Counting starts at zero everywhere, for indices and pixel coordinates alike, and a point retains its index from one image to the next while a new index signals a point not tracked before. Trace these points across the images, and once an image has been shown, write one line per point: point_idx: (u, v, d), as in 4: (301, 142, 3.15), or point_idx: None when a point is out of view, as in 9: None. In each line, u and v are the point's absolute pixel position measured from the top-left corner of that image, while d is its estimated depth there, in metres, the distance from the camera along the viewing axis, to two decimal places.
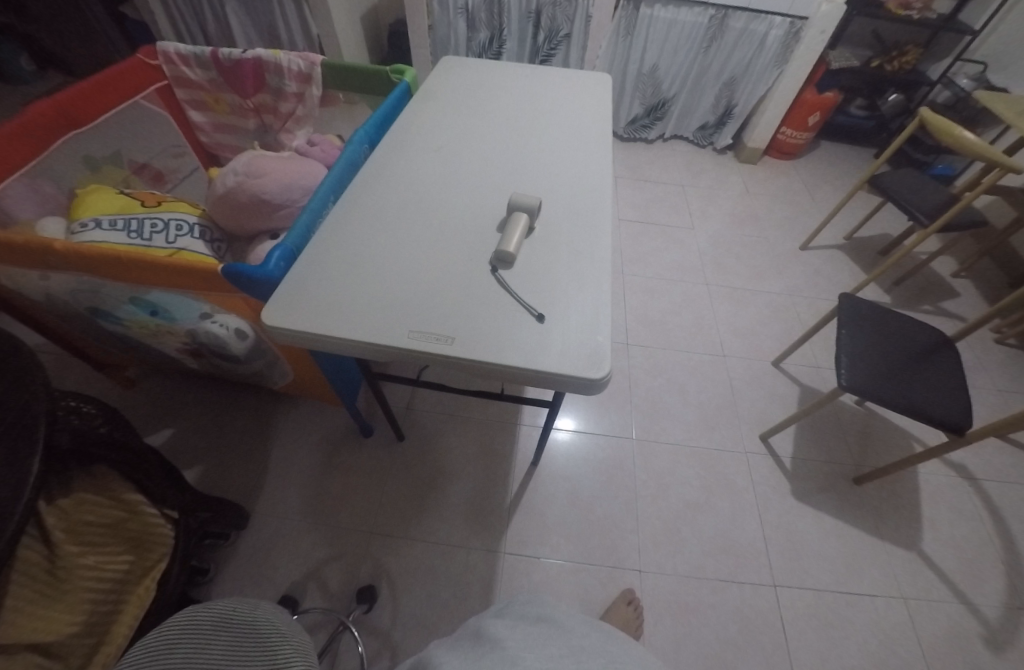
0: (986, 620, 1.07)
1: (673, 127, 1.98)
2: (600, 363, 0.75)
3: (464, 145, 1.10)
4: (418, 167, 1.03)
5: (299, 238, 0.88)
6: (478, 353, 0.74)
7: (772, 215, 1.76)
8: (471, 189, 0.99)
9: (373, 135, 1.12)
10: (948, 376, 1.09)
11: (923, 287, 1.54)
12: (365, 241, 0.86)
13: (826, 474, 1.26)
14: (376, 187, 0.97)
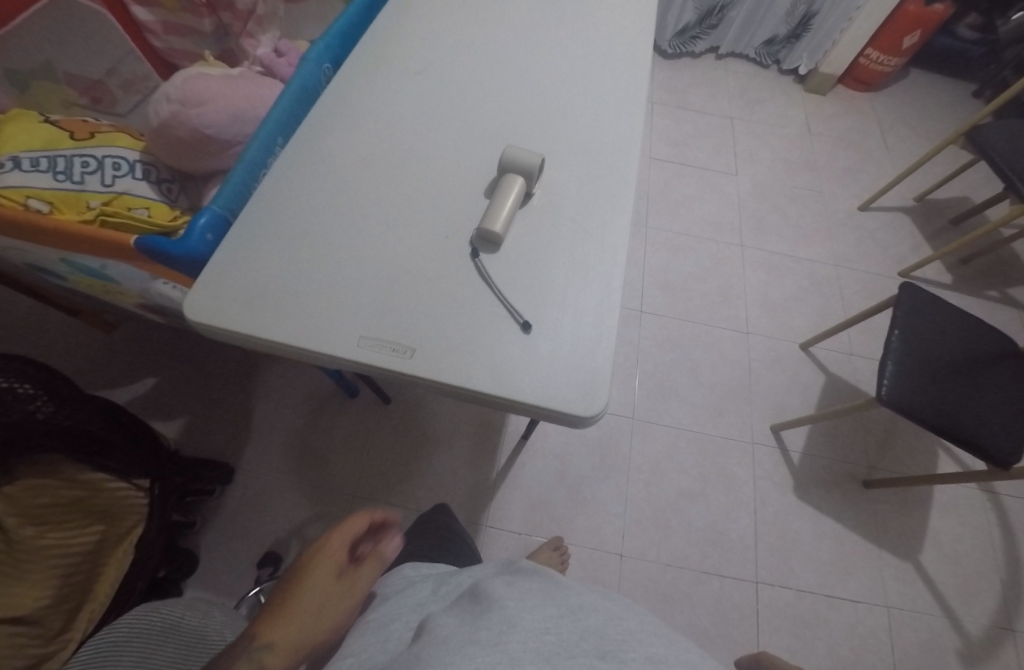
0: (968, 635, 1.07)
1: (729, 40, 1.62)
2: (594, 394, 0.60)
3: (454, 74, 0.87)
4: (393, 105, 0.82)
5: (230, 202, 0.72)
6: (443, 371, 0.59)
7: (832, 164, 1.49)
8: (458, 138, 0.80)
9: (334, 53, 0.92)
10: (1001, 395, 0.97)
11: (993, 267, 1.35)
12: (315, 209, 0.69)
13: (835, 474, 1.19)
14: (335, 131, 0.77)
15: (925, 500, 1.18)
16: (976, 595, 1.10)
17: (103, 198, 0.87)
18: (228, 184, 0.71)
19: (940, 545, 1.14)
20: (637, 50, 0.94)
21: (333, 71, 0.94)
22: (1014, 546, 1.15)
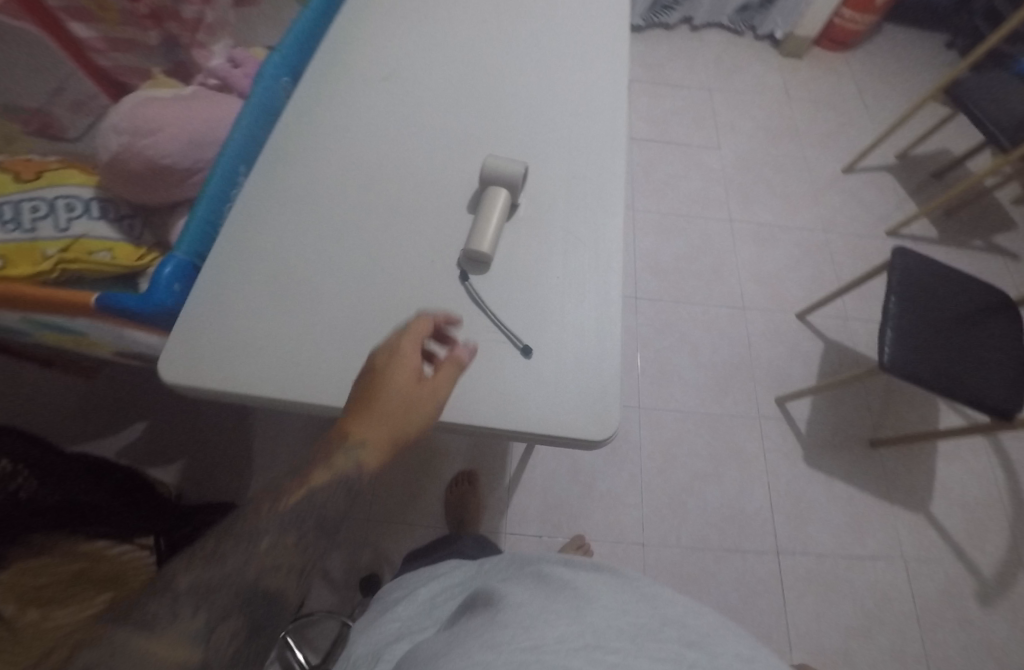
0: (981, 576, 1.11)
1: (704, 11, 1.60)
2: (606, 414, 0.59)
3: (421, 80, 0.82)
4: (360, 122, 0.78)
5: (195, 245, 0.69)
6: (446, 409, 0.57)
7: (812, 129, 1.50)
8: (433, 151, 0.76)
9: (291, 66, 0.86)
10: (999, 348, 0.98)
11: (977, 216, 1.39)
12: (288, 246, 0.66)
13: (843, 437, 1.21)
14: (300, 159, 0.74)
15: (930, 453, 1.21)
16: (986, 538, 1.14)
17: (60, 244, 0.80)
18: (191, 226, 0.68)
19: (948, 495, 1.17)
20: (616, 36, 0.90)
21: (292, 84, 0.88)
22: (1017, 486, 1.19)
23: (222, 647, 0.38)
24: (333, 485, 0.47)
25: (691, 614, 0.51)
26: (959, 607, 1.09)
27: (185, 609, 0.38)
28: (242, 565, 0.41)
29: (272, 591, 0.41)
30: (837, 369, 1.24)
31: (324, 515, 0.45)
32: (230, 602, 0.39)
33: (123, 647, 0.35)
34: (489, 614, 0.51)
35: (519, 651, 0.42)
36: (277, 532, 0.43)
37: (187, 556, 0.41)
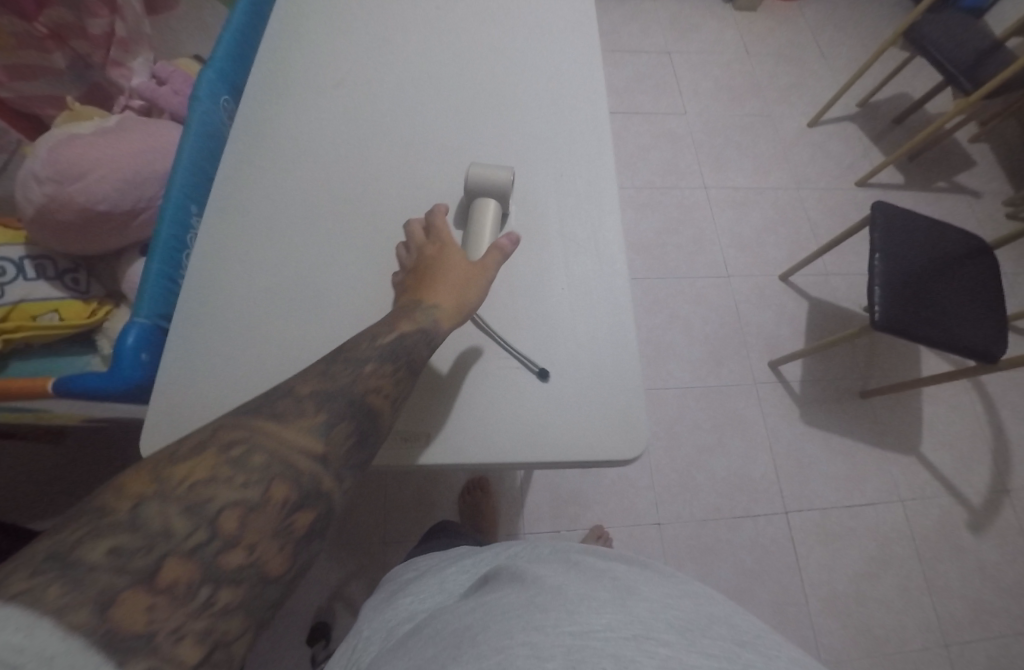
0: (971, 505, 1.18)
1: None
2: (634, 431, 0.57)
3: (378, 82, 0.74)
4: (317, 139, 0.70)
5: (156, 305, 0.63)
6: (468, 450, 0.54)
7: (774, 85, 1.48)
8: (405, 163, 0.70)
9: (228, 81, 0.77)
10: (978, 292, 1.00)
11: (938, 158, 1.43)
12: (262, 294, 0.61)
13: (835, 391, 1.25)
14: (255, 192, 0.67)
15: (916, 396, 1.26)
16: (972, 469, 1.21)
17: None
18: (148, 286, 0.62)
19: (936, 433, 1.23)
20: (581, 9, 0.83)
21: (235, 101, 0.79)
22: (996, 416, 1.26)
23: (342, 450, 0.37)
24: (418, 330, 0.49)
25: (740, 617, 0.46)
26: (954, 536, 1.16)
27: (307, 407, 0.38)
28: (348, 385, 0.41)
29: (375, 411, 0.42)
30: (823, 326, 1.27)
31: (414, 355, 0.47)
32: (342, 410, 0.39)
33: (254, 434, 0.34)
34: (518, 586, 0.47)
35: (565, 639, 0.37)
36: (377, 362, 0.45)
37: (300, 380, 0.40)
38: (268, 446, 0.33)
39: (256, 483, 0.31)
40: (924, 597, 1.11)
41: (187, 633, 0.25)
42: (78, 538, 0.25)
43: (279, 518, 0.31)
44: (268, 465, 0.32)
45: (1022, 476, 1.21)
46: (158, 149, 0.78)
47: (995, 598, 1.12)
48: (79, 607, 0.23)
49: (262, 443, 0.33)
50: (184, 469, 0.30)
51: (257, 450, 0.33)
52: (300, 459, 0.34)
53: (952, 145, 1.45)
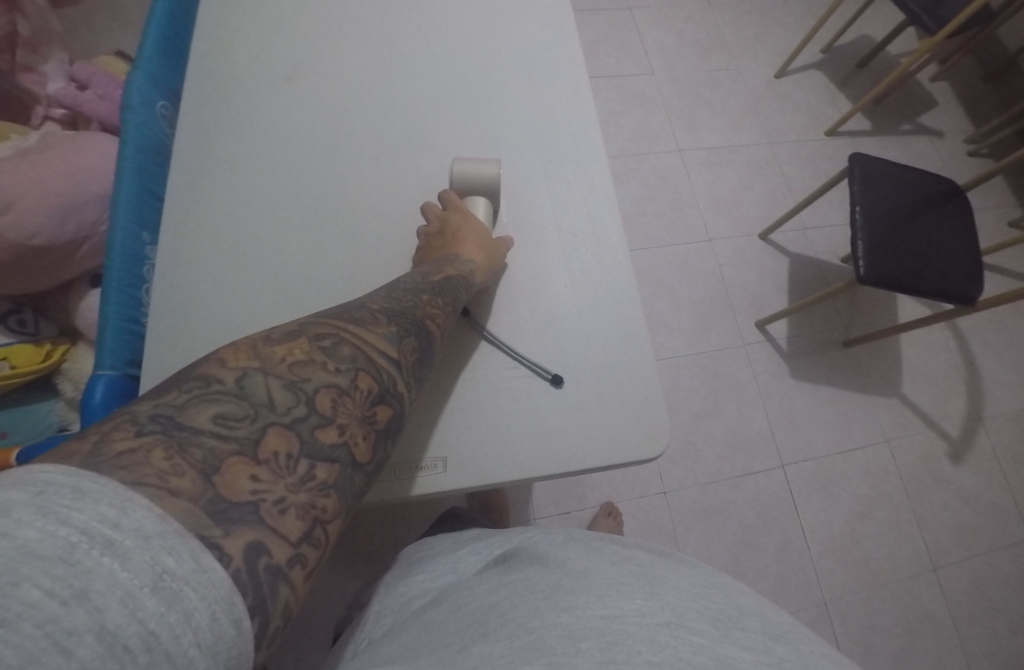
0: (950, 436, 1.25)
1: None
2: (655, 429, 0.55)
3: (336, 70, 0.67)
4: (276, 143, 0.63)
5: (120, 352, 0.57)
6: (488, 470, 0.51)
7: (739, 36, 1.44)
8: (376, 164, 0.63)
9: (161, 85, 0.69)
10: (957, 235, 1.01)
11: (903, 100, 1.44)
12: (241, 327, 0.56)
13: (820, 344, 1.27)
14: (212, 212, 0.60)
15: (896, 339, 1.30)
16: (949, 402, 1.27)
17: None
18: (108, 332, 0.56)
19: (915, 373, 1.28)
20: None
21: (174, 106, 0.71)
22: (967, 349, 1.32)
23: (411, 361, 0.39)
24: (463, 266, 0.52)
25: (769, 609, 0.40)
26: (937, 467, 1.22)
27: (379, 318, 0.40)
28: (411, 306, 0.43)
29: (436, 331, 0.44)
30: (805, 281, 1.28)
31: (456, 296, 0.49)
32: (410, 326, 0.41)
33: (341, 334, 0.35)
34: (539, 564, 0.42)
35: (598, 623, 0.33)
36: (432, 289, 0.47)
37: (368, 298, 0.42)
38: (349, 344, 0.35)
39: (341, 376, 0.33)
40: (914, 528, 1.18)
41: (289, 496, 0.27)
42: (186, 401, 0.27)
43: (361, 410, 0.33)
44: (350, 362, 0.34)
45: (994, 404, 1.28)
46: (92, 165, 0.69)
47: (976, 519, 1.20)
48: (193, 459, 0.24)
49: (345, 341, 0.35)
50: (280, 352, 0.31)
51: (344, 345, 0.35)
52: (377, 361, 0.36)
53: (914, 86, 1.45)
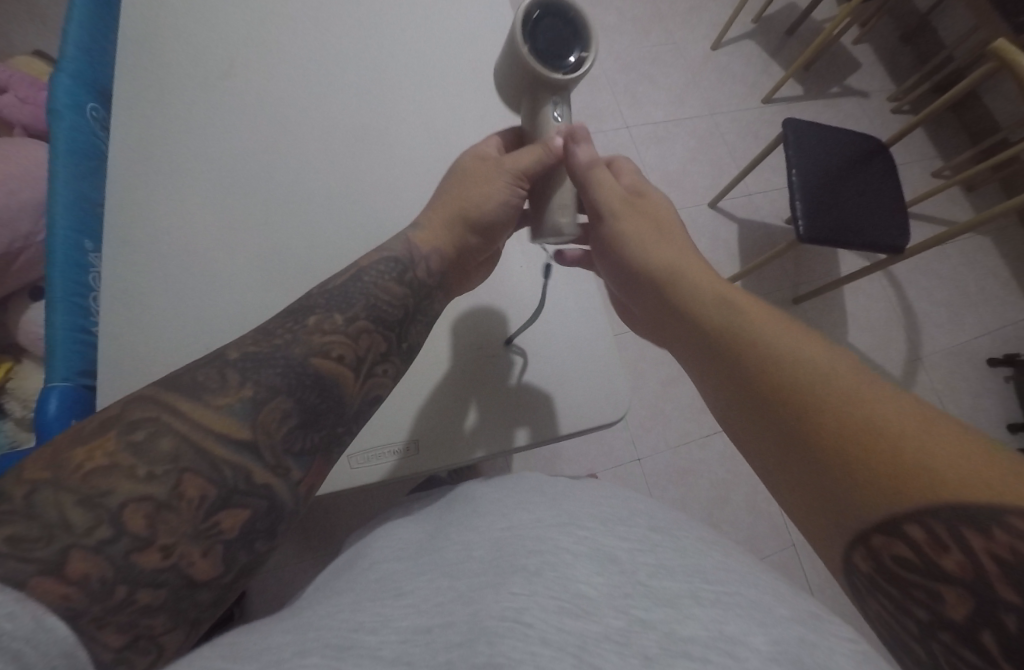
0: (894, 378, 1.34)
1: None
2: (614, 394, 0.60)
3: (277, 65, 0.66)
4: (220, 141, 0.62)
5: (73, 362, 0.56)
6: (459, 449, 0.54)
7: (675, 10, 1.48)
8: (324, 154, 0.63)
9: (89, 83, 0.66)
10: (884, 189, 1.07)
11: (831, 64, 1.51)
12: (200, 327, 0.56)
13: (772, 304, 1.34)
14: (157, 213, 0.59)
15: (840, 293, 1.38)
16: (891, 347, 1.36)
17: None
18: (59, 344, 0.55)
19: (858, 323, 1.37)
20: None
21: (105, 107, 0.68)
22: (904, 296, 1.41)
23: (277, 431, 0.35)
24: (381, 268, 0.49)
25: (657, 514, 0.43)
26: None
27: (233, 380, 0.35)
28: (288, 349, 0.39)
29: (325, 376, 0.39)
30: (753, 245, 1.35)
31: (381, 312, 0.46)
32: (278, 383, 0.37)
33: (165, 418, 0.32)
34: (488, 499, 0.43)
35: (496, 534, 0.36)
36: (323, 312, 0.42)
37: (235, 343, 0.38)
38: (179, 432, 0.31)
39: (165, 478, 0.30)
40: None
41: (107, 616, 0.26)
42: None
43: (196, 519, 0.30)
44: (179, 456, 0.31)
45: (929, 344, 1.38)
46: (20, 173, 0.67)
47: None
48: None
49: (175, 427, 0.32)
50: (82, 457, 0.29)
51: (163, 436, 0.31)
52: (220, 451, 0.32)
53: (840, 49, 1.53)
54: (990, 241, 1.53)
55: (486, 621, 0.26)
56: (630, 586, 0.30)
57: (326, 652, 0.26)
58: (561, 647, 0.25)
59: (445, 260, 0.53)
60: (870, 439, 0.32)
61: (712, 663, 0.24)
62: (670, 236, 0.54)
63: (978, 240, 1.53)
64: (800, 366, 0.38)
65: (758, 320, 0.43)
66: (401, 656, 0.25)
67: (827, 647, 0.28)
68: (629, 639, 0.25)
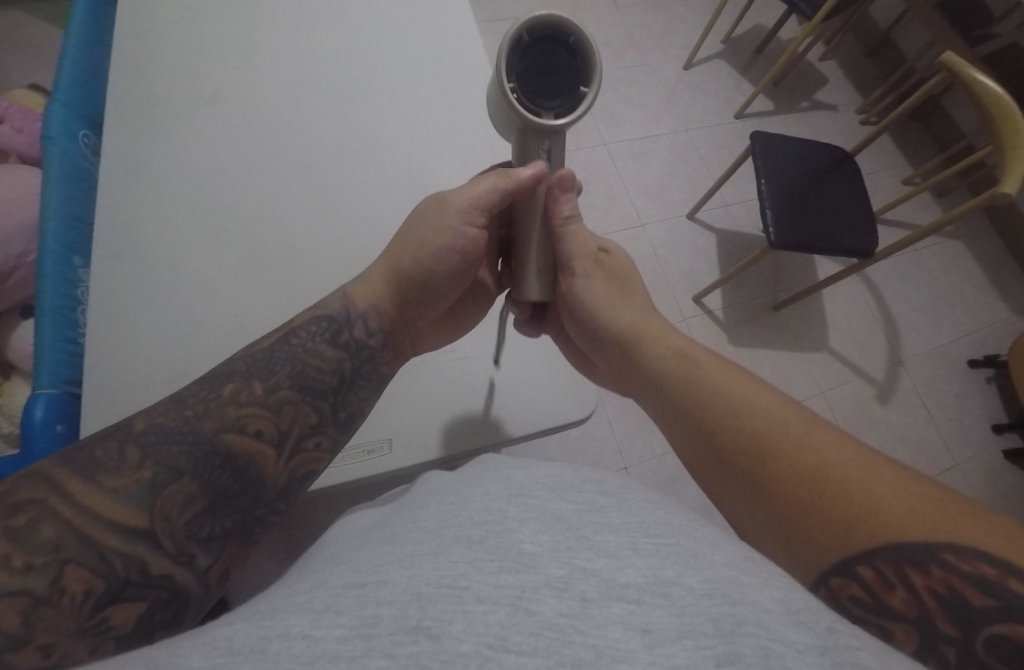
0: (876, 381, 1.36)
1: None
2: (580, 392, 0.62)
3: (253, 91, 0.70)
4: (199, 162, 0.66)
5: (60, 371, 0.58)
6: (430, 446, 0.57)
7: (648, 34, 1.57)
8: (301, 167, 0.67)
9: (82, 108, 0.70)
10: (851, 195, 1.11)
11: (798, 80, 1.59)
12: (181, 331, 0.58)
13: (753, 310, 1.36)
14: (141, 226, 0.62)
15: (819, 298, 1.41)
16: (873, 350, 1.38)
17: None
18: (46, 353, 0.58)
19: (839, 327, 1.39)
20: None
21: (97, 134, 0.72)
22: (882, 300, 1.45)
23: (178, 516, 0.37)
24: (312, 328, 0.50)
25: (610, 484, 0.47)
26: (868, 411, 1.32)
27: (132, 459, 0.38)
28: (199, 425, 0.41)
29: (237, 456, 0.42)
30: (732, 254, 1.38)
31: (313, 386, 0.48)
32: (183, 465, 0.39)
33: (49, 507, 0.33)
34: (455, 487, 0.46)
35: (447, 507, 0.41)
36: (241, 382, 0.45)
37: (143, 415, 0.41)
38: (62, 517, 0.33)
39: (45, 570, 0.31)
40: None
41: None
42: None
43: (80, 615, 0.32)
44: (62, 545, 0.32)
45: (910, 347, 1.41)
46: (14, 198, 0.70)
47: (907, 454, 1.30)
48: None
49: (59, 512, 0.33)
50: None
51: (45, 525, 0.33)
52: (109, 539, 0.34)
53: (807, 66, 1.62)
54: (964, 245, 1.58)
55: (420, 586, 0.28)
56: (572, 541, 0.33)
57: (254, 615, 0.28)
58: (497, 600, 0.27)
59: (384, 317, 0.54)
60: (824, 486, 0.36)
61: (644, 603, 0.27)
62: (634, 300, 0.59)
63: (953, 244, 1.57)
64: (764, 418, 0.42)
65: (716, 375, 0.47)
66: (329, 606, 0.28)
67: (758, 583, 0.29)
68: (569, 586, 0.28)
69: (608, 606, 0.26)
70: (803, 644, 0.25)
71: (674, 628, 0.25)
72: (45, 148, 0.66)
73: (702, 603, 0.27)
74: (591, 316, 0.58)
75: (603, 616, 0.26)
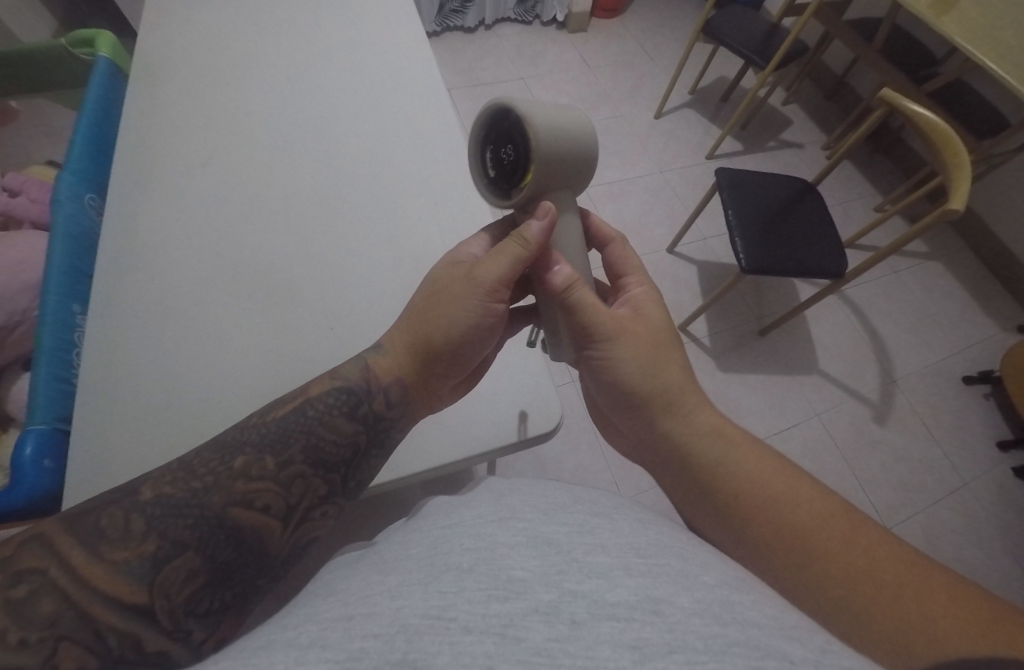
0: (872, 402, 1.35)
1: (491, 10, 1.72)
2: (547, 408, 0.62)
3: (245, 152, 0.77)
4: (197, 215, 0.71)
5: (53, 407, 0.61)
6: (405, 465, 0.57)
7: (619, 89, 1.70)
8: (286, 217, 0.73)
9: (88, 174, 0.77)
10: (820, 221, 1.16)
11: (764, 123, 1.71)
12: (169, 368, 0.61)
13: (739, 336, 1.39)
14: (140, 276, 0.66)
15: (804, 323, 1.44)
16: (864, 371, 1.39)
17: None
18: (41, 392, 0.60)
19: (827, 350, 1.41)
20: (427, 51, 0.91)
21: (101, 196, 0.79)
22: (868, 322, 1.47)
23: (176, 592, 0.38)
24: (330, 400, 0.50)
25: (596, 502, 0.46)
26: (867, 432, 1.30)
27: (137, 530, 0.39)
28: (206, 498, 0.42)
29: (242, 529, 0.42)
30: (714, 283, 1.42)
31: (326, 455, 0.48)
32: (186, 538, 0.40)
33: (51, 579, 0.35)
34: (446, 510, 0.47)
35: (440, 529, 0.40)
36: (253, 454, 0.45)
37: (152, 481, 0.42)
38: (62, 589, 0.35)
39: (41, 646, 0.32)
40: (859, 492, 1.23)
41: None
42: None
43: None
44: (58, 621, 0.34)
45: (902, 367, 1.41)
46: (24, 260, 0.76)
47: (913, 475, 1.27)
48: None
49: (60, 584, 0.35)
50: None
51: (43, 599, 0.34)
52: (105, 615, 0.35)
53: (771, 111, 1.74)
54: (943, 266, 1.62)
55: (408, 617, 0.28)
56: (562, 564, 0.32)
57: (240, 653, 0.29)
58: (485, 630, 0.26)
59: (406, 387, 0.53)
60: (880, 577, 0.40)
61: (635, 621, 0.27)
62: (665, 344, 0.57)
63: (931, 265, 1.61)
64: (806, 516, 0.45)
65: (763, 461, 0.49)
66: (316, 641, 0.28)
67: (746, 603, 0.30)
68: (558, 610, 0.28)
69: (599, 627, 0.26)
70: (795, 655, 0.25)
71: (664, 644, 0.25)
72: (54, 209, 0.72)
73: (694, 621, 0.27)
74: (622, 378, 0.56)
75: (593, 636, 0.26)
